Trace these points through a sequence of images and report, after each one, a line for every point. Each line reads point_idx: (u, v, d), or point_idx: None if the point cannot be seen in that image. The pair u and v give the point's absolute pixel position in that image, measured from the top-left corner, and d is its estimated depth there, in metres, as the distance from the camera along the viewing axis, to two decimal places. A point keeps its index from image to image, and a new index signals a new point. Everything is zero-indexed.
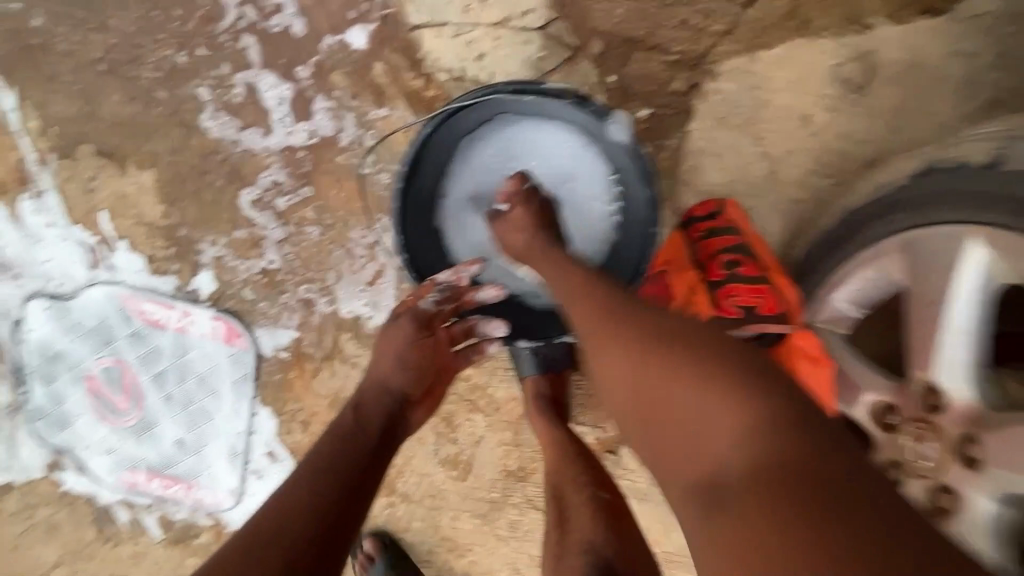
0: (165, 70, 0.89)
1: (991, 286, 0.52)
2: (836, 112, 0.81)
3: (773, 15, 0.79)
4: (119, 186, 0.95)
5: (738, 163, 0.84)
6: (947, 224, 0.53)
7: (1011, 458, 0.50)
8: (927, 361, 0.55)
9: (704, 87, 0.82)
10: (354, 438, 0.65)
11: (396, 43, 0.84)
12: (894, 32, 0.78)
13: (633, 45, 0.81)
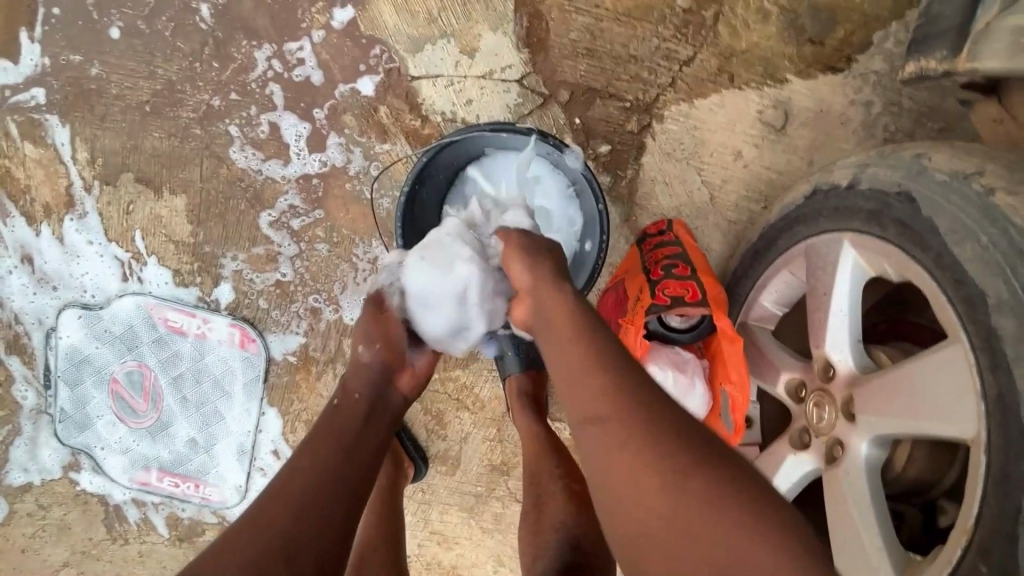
0: (202, 111, 1.04)
1: (861, 277, 0.66)
2: (761, 149, 0.98)
3: (707, 71, 0.97)
4: (154, 209, 1.09)
5: (683, 190, 1.00)
6: (829, 231, 0.68)
7: (870, 407, 0.62)
8: (821, 340, 0.69)
9: (653, 128, 0.99)
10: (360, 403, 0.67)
11: (398, 91, 1.01)
12: (804, 85, 0.96)
13: (594, 93, 0.98)
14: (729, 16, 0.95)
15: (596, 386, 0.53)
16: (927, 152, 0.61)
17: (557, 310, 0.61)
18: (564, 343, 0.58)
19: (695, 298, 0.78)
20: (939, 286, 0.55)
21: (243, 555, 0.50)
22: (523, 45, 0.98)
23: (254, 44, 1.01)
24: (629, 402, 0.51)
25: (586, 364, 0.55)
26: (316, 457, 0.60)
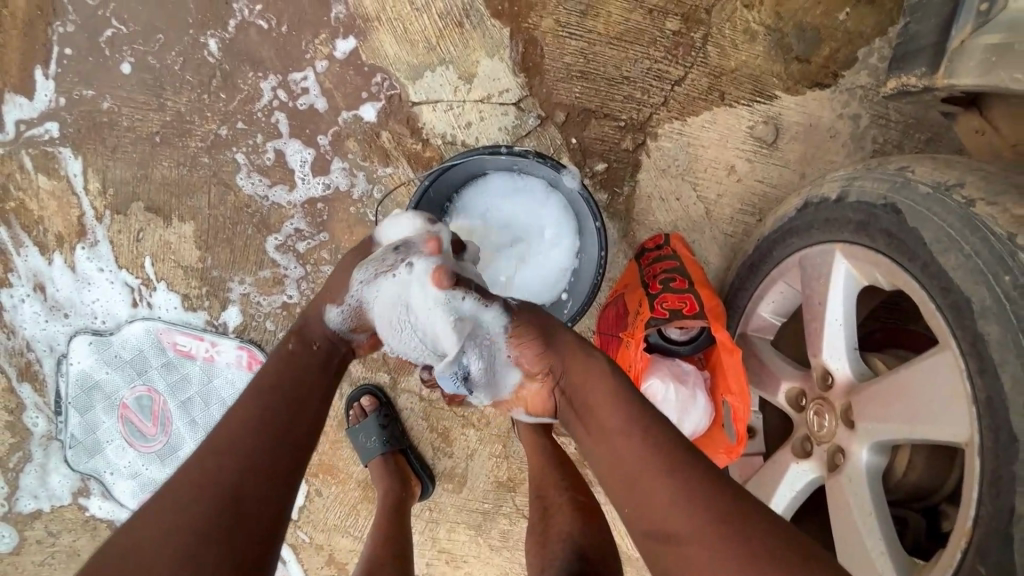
0: (210, 140, 1.08)
1: (855, 287, 0.68)
2: (753, 163, 1.01)
3: (698, 90, 1.00)
4: (164, 236, 1.12)
5: (679, 205, 1.03)
6: (823, 242, 0.70)
7: (868, 413, 0.63)
8: (819, 349, 0.71)
9: (648, 145, 1.02)
10: (314, 359, 0.70)
11: (399, 116, 1.04)
12: (793, 101, 0.99)
13: (589, 114, 1.01)
14: (718, 37, 0.98)
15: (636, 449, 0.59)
16: (911, 165, 0.63)
17: (586, 400, 0.65)
18: (609, 438, 0.62)
19: (692, 310, 0.79)
20: (927, 294, 0.56)
21: (196, 496, 0.55)
22: (519, 70, 1.01)
23: (260, 75, 1.05)
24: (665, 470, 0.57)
25: (640, 454, 0.59)
26: (256, 408, 0.62)
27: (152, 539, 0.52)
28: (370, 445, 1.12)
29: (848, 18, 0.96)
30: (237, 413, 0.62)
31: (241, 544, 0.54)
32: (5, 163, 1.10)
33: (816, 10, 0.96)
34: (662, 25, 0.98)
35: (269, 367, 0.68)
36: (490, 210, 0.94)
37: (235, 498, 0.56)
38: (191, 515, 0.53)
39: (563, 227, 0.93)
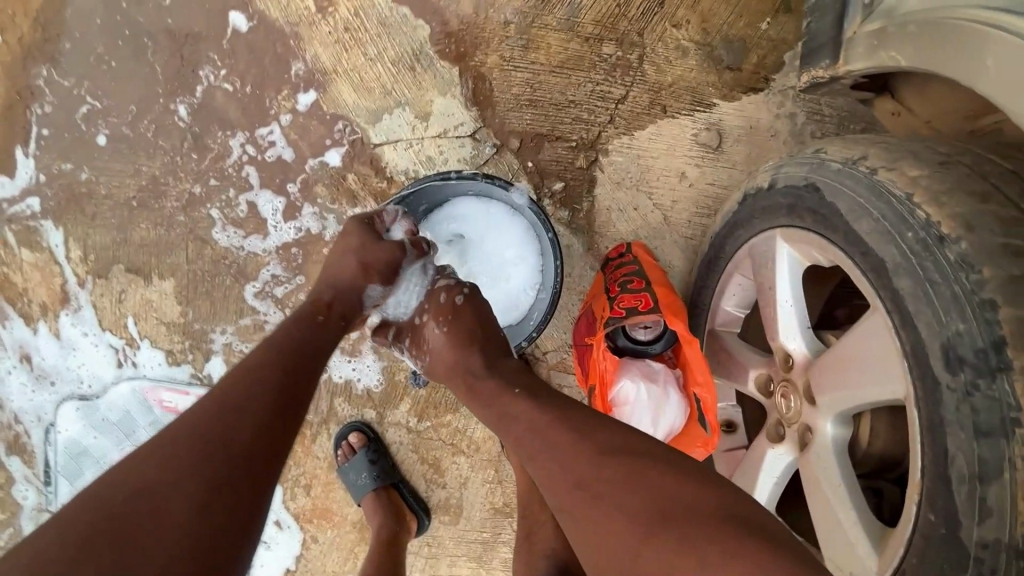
0: (185, 198, 1.12)
1: (799, 268, 0.71)
2: (702, 168, 1.06)
3: (640, 106, 1.06)
4: (145, 294, 1.15)
5: (637, 214, 1.07)
6: (765, 229, 0.73)
7: (824, 386, 0.65)
8: (775, 332, 0.73)
9: (601, 160, 1.07)
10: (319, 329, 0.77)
11: (363, 158, 1.10)
12: (731, 107, 1.05)
13: (542, 138, 1.07)
14: (653, 56, 1.05)
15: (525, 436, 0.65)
16: (825, 147, 0.67)
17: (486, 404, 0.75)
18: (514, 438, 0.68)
19: (647, 306, 0.81)
20: (853, 262, 0.59)
21: (205, 443, 0.57)
22: (471, 104, 1.07)
23: (229, 134, 1.11)
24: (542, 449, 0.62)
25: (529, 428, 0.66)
26: (264, 370, 0.67)
27: (152, 481, 0.53)
28: (363, 482, 1.12)
29: (770, 27, 1.03)
30: (244, 369, 0.66)
31: (242, 490, 0.56)
32: None
33: (739, 23, 1.03)
34: (600, 50, 1.05)
35: (275, 335, 0.73)
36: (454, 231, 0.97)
37: (246, 450, 0.59)
38: (205, 460, 0.56)
39: (523, 242, 0.96)
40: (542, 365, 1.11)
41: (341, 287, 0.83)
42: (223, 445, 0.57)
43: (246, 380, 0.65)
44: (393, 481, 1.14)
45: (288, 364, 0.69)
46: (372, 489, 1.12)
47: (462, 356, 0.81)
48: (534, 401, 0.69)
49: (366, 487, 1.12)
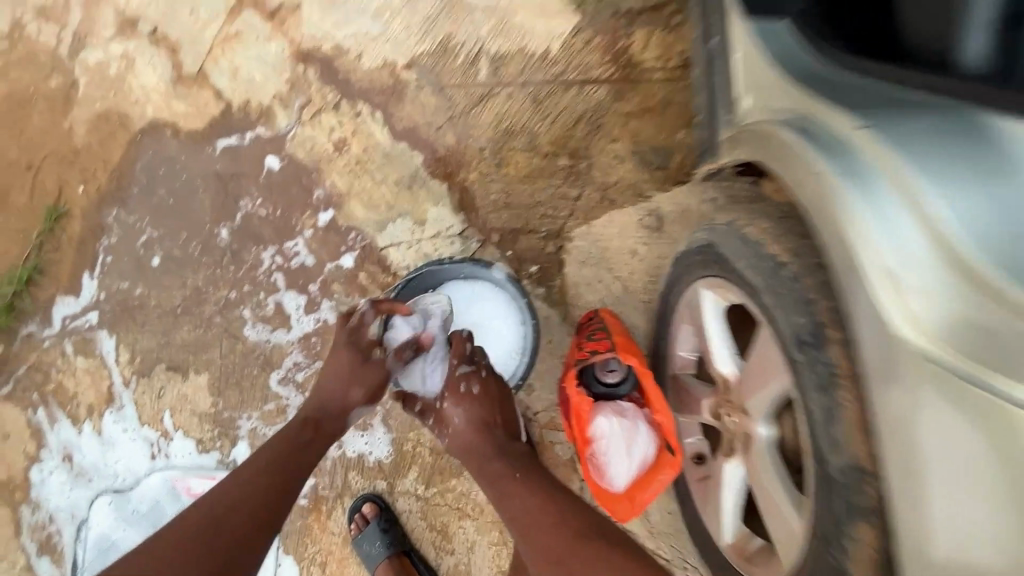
0: (223, 302, 1.33)
1: (721, 307, 0.91)
2: (649, 245, 1.29)
3: (593, 201, 1.32)
4: (181, 389, 1.31)
5: (601, 287, 1.30)
6: (694, 280, 0.94)
7: (747, 395, 0.82)
8: (713, 361, 0.92)
9: (567, 248, 1.31)
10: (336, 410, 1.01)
11: (372, 259, 1.34)
12: (666, 196, 1.31)
13: (517, 232, 1.32)
14: (598, 163, 1.33)
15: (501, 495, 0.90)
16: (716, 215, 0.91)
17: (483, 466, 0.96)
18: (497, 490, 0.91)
19: (604, 347, 1.00)
20: (743, 291, 0.78)
21: (247, 497, 0.84)
22: (458, 210, 1.34)
23: (261, 248, 1.35)
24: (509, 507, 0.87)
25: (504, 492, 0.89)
26: (291, 444, 0.94)
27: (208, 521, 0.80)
28: (378, 551, 1.22)
29: (686, 134, 1.31)
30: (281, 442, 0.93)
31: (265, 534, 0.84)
32: (51, 354, 1.33)
33: (661, 134, 1.32)
34: (557, 162, 1.34)
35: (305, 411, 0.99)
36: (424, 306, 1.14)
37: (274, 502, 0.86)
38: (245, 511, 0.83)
39: (505, 311, 1.16)
40: (534, 425, 1.27)
41: (329, 408, 1.00)
42: (262, 504, 0.85)
43: (251, 482, 0.87)
44: (406, 550, 1.24)
45: (309, 439, 0.96)
46: (387, 559, 1.22)
47: (477, 439, 0.98)
48: (522, 488, 0.88)
49: (381, 558, 1.21)
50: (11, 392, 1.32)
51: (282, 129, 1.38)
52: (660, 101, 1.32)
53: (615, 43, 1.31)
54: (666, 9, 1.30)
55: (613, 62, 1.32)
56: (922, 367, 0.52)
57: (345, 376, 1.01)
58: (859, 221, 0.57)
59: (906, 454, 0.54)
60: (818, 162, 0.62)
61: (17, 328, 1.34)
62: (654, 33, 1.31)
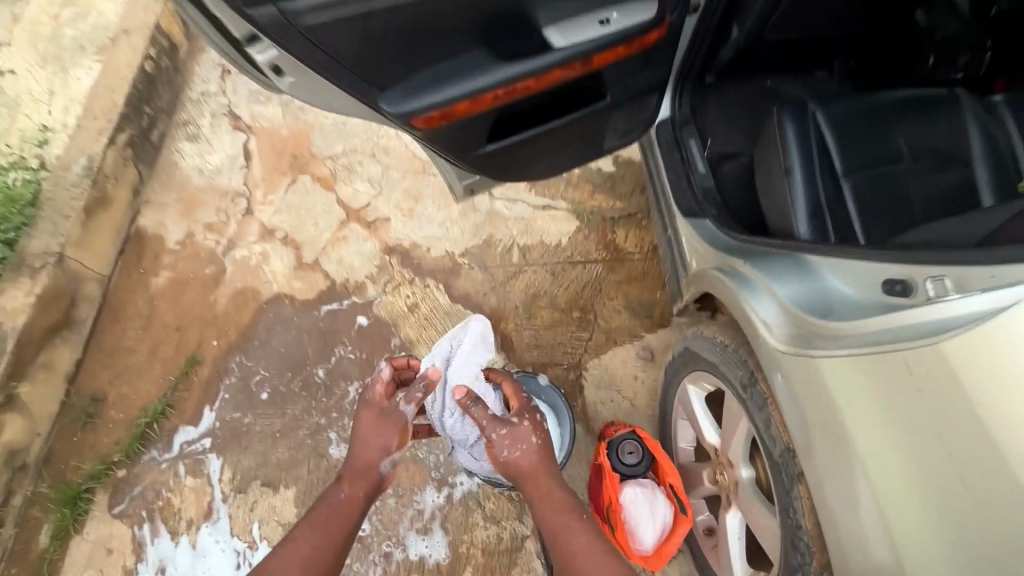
0: (314, 427, 1.67)
1: (701, 392, 1.28)
2: (646, 372, 1.75)
3: (601, 341, 1.80)
4: (271, 501, 1.57)
5: (613, 407, 1.71)
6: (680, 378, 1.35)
7: (729, 447, 1.15)
8: (703, 434, 1.26)
9: (585, 373, 1.75)
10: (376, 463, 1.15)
11: None
12: (653, 336, 1.80)
13: (545, 365, 1.77)
14: (603, 313, 1.84)
15: (555, 521, 1.05)
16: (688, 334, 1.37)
17: (540, 487, 1.09)
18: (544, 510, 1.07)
19: (624, 430, 1.35)
20: (708, 373, 1.19)
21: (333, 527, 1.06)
22: (500, 351, 1.80)
23: (349, 383, 1.74)
24: (560, 528, 1.04)
25: (563, 519, 1.05)
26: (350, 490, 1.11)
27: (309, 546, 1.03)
28: None
29: (662, 294, 1.86)
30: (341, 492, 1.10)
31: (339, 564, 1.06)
32: (165, 474, 1.61)
33: (645, 293, 1.86)
34: (572, 314, 1.84)
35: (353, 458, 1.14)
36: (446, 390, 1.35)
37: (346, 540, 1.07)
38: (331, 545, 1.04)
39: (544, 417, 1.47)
40: None
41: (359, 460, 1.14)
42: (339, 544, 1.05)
43: (332, 526, 1.06)
44: None
45: (360, 488, 1.12)
46: None
47: (531, 466, 1.10)
48: (580, 525, 1.04)
49: None
50: (125, 509, 1.57)
51: (370, 296, 1.90)
52: (640, 270, 1.90)
53: (605, 236, 1.95)
54: (636, 216, 1.98)
55: (604, 248, 1.94)
56: (795, 364, 0.89)
57: (378, 438, 1.15)
58: (753, 310, 0.99)
59: (820, 418, 0.85)
60: (734, 286, 1.06)
61: (141, 453, 1.63)
62: (630, 230, 1.97)
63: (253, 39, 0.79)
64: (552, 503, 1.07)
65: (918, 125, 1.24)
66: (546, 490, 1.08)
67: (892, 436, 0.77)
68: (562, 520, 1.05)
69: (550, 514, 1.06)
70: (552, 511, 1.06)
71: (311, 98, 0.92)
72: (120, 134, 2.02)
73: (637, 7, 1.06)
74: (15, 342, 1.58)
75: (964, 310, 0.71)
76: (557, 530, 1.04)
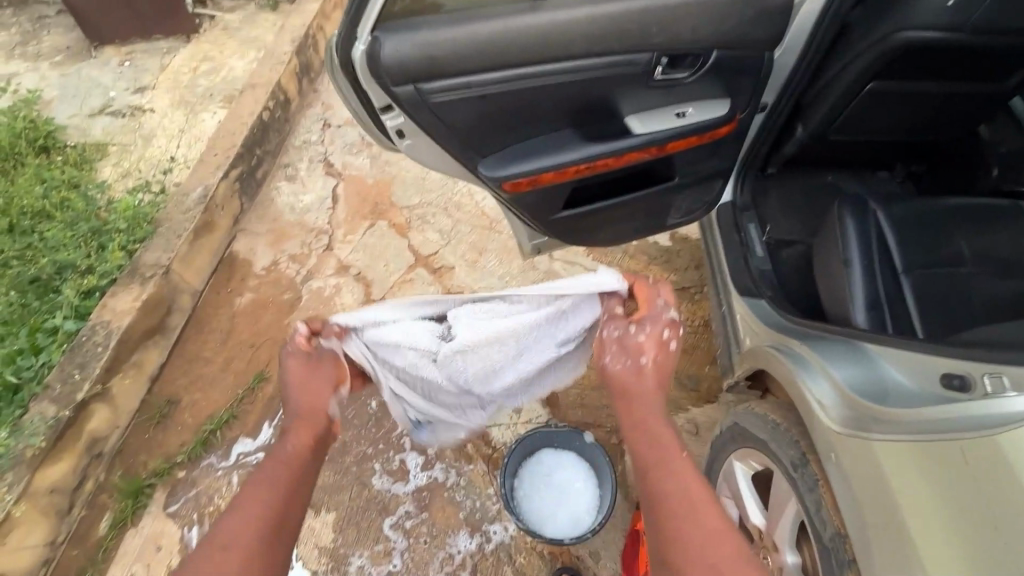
0: (360, 455, 1.74)
1: (748, 471, 1.28)
2: (689, 446, 1.74)
3: None
4: (311, 523, 1.63)
5: None
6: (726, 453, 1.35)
7: (779, 531, 1.14)
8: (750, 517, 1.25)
9: (628, 438, 1.76)
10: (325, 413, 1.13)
11: (478, 433, 1.78)
12: (699, 411, 1.80)
13: (589, 425, 1.79)
14: None
15: (669, 465, 0.98)
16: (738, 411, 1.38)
17: (659, 427, 1.04)
18: (654, 449, 1.01)
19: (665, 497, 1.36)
20: (758, 452, 1.20)
21: (279, 483, 1.00)
22: (545, 405, 1.83)
23: (398, 417, 1.81)
24: (674, 475, 0.96)
25: (676, 467, 0.97)
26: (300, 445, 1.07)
27: (260, 500, 0.96)
28: None
29: (711, 369, 1.88)
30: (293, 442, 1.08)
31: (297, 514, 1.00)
32: (219, 482, 1.70)
33: (694, 367, 1.88)
34: None
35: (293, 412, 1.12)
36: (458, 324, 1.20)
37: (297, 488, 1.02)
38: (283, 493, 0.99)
39: (587, 475, 1.51)
40: None
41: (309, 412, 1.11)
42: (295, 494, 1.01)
43: (278, 477, 1.01)
44: None
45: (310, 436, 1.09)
46: None
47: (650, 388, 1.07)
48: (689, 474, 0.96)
49: None
50: (177, 509, 1.66)
51: None
52: (690, 343, 1.94)
53: None
54: (689, 291, 2.05)
55: None
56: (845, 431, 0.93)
57: (315, 383, 1.13)
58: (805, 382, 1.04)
59: (870, 480, 0.87)
60: (787, 361, 1.12)
61: (201, 458, 1.74)
62: (682, 304, 2.03)
63: (390, 110, 0.95)
64: (665, 448, 1.00)
65: (982, 232, 1.28)
66: (658, 436, 1.02)
67: (942, 506, 0.77)
68: (666, 466, 0.98)
69: (658, 454, 1.00)
70: (656, 453, 1.00)
71: (423, 159, 1.08)
72: (234, 169, 2.31)
73: (710, 107, 1.21)
74: (118, 339, 1.77)
75: (1020, 408, 0.74)
76: (665, 478, 0.96)
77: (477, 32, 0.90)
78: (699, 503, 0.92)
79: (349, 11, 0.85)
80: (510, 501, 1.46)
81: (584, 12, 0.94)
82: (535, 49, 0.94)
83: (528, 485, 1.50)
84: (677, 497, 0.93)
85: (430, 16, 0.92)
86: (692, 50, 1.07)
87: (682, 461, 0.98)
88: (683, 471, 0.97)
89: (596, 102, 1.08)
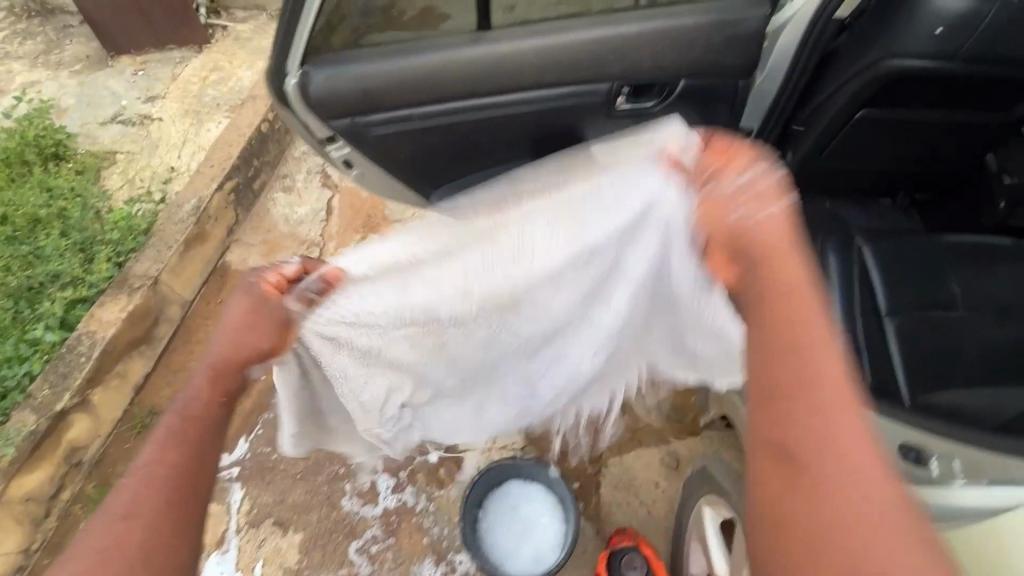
0: (331, 475, 1.72)
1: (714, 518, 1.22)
2: (668, 481, 1.67)
3: (626, 439, 1.74)
4: (278, 543, 1.64)
5: (631, 512, 1.64)
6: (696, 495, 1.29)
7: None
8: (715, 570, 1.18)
9: (605, 470, 1.70)
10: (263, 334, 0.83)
11: (452, 456, 1.72)
12: (682, 443, 1.73)
13: (567, 454, 1.72)
14: (633, 408, 1.78)
15: (811, 366, 0.65)
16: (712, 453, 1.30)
17: (812, 324, 0.68)
18: (792, 354, 0.66)
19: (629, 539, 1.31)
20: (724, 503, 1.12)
21: (173, 456, 0.74)
22: (523, 430, 1.76)
23: None
24: (827, 395, 0.63)
25: (814, 364, 0.65)
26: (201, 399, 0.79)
27: (150, 483, 0.72)
28: None
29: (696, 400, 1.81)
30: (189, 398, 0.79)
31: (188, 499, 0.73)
32: None
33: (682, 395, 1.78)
34: None
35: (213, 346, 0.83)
36: (469, 266, 0.89)
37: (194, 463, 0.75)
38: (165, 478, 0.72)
39: (552, 507, 1.47)
40: None
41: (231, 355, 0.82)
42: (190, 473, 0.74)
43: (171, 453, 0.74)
44: None
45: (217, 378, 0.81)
46: None
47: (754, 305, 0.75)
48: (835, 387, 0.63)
49: None
50: None
51: None
52: None
53: None
54: None
55: None
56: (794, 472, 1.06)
57: (252, 333, 0.83)
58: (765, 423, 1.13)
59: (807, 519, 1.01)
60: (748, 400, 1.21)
61: None
62: None
63: (332, 140, 0.94)
64: (799, 349, 0.67)
65: (978, 274, 1.19)
66: (796, 349, 0.67)
67: None
68: (798, 381, 0.65)
69: (782, 364, 0.66)
70: (770, 379, 0.67)
71: (374, 187, 1.06)
72: (229, 180, 2.33)
73: None
74: (101, 350, 1.80)
75: (963, 499, 0.85)
76: (784, 400, 0.64)
77: (414, 65, 0.88)
78: (835, 445, 0.60)
79: (280, 46, 0.84)
80: (473, 536, 1.43)
81: (530, 44, 0.91)
82: (478, 83, 0.91)
83: (493, 519, 1.46)
84: (829, 433, 0.61)
85: (369, 49, 0.90)
86: (654, 81, 1.02)
87: (823, 345, 0.67)
88: (832, 383, 0.64)
89: (553, 133, 1.04)
